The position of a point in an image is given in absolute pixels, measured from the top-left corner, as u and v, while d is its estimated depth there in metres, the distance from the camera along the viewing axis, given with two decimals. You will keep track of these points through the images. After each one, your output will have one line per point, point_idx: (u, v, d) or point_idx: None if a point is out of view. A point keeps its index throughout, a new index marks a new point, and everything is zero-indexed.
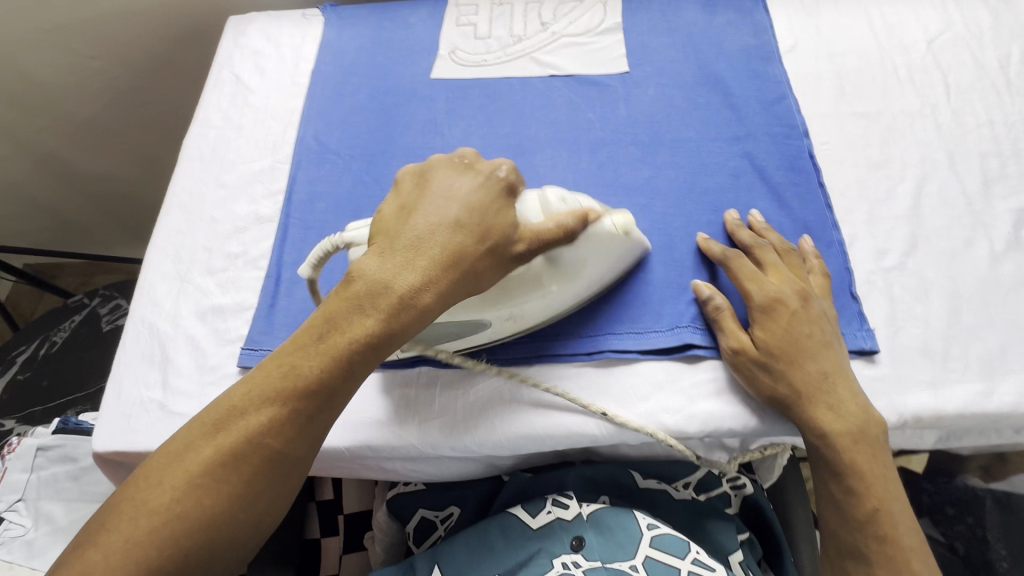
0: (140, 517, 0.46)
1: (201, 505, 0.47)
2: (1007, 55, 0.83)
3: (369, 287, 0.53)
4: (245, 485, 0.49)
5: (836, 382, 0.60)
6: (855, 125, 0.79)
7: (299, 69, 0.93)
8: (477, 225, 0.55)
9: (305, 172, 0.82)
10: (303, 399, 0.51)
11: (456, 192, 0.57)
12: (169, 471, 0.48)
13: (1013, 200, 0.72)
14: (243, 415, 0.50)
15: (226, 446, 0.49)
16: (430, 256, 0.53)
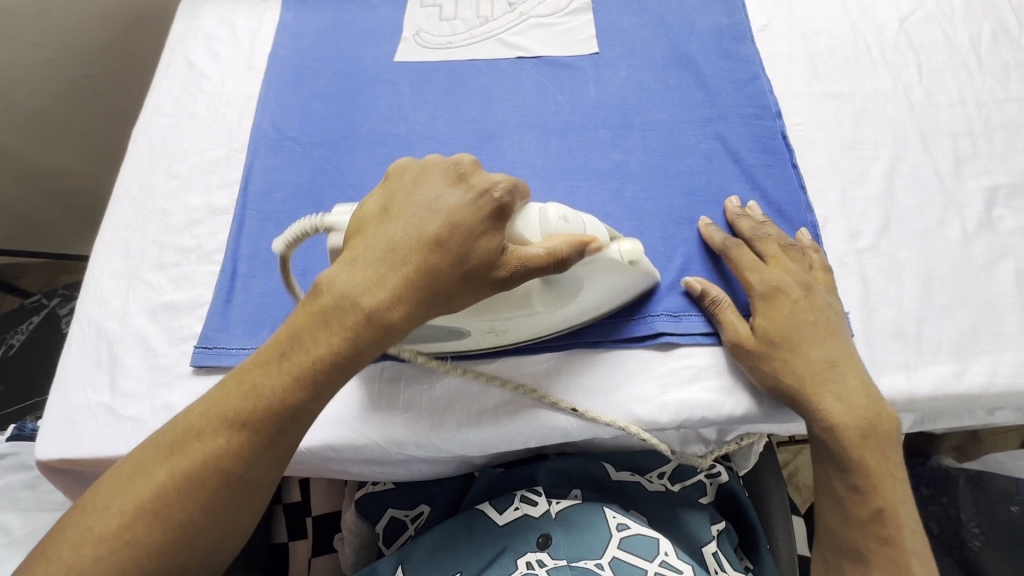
0: (89, 538, 0.46)
1: (152, 529, 0.47)
2: (979, 33, 0.82)
3: (334, 305, 0.51)
4: (198, 508, 0.48)
5: (843, 369, 0.59)
6: (827, 106, 0.78)
7: (256, 53, 0.89)
8: (455, 246, 0.51)
9: (261, 160, 0.78)
10: (262, 420, 0.49)
11: (440, 206, 0.52)
12: (120, 492, 0.48)
13: (985, 179, 0.71)
14: (200, 437, 0.49)
15: (182, 467, 0.48)
16: (401, 274, 0.51)
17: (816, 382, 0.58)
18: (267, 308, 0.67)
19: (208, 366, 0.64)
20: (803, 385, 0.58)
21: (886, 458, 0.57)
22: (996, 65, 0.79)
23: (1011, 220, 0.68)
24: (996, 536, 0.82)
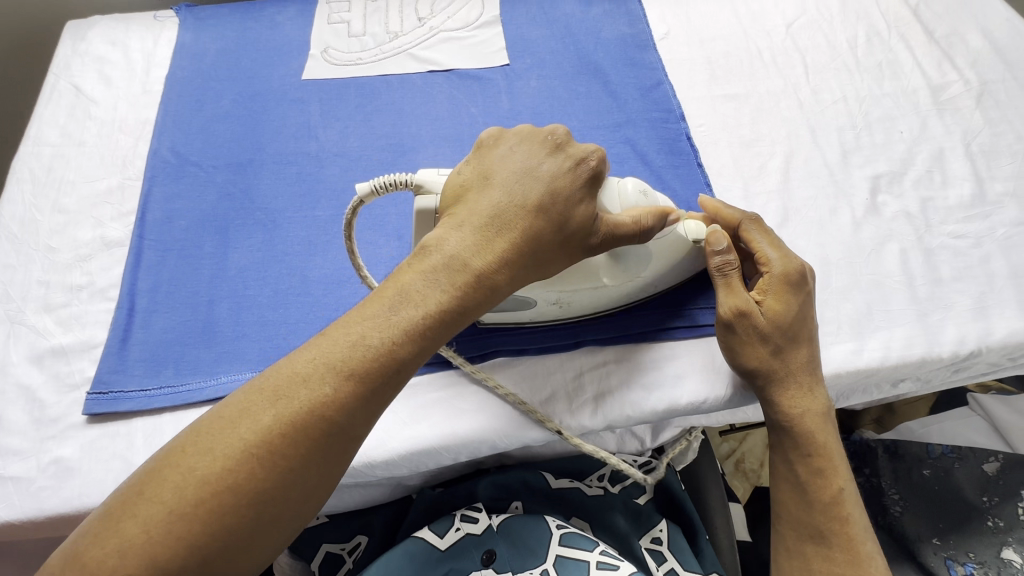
0: (187, 486, 0.40)
1: (257, 479, 0.40)
2: (855, 36, 0.89)
3: (445, 261, 0.48)
4: (299, 464, 0.42)
5: (815, 360, 0.60)
6: (726, 107, 0.82)
7: (151, 76, 0.84)
8: (561, 211, 0.50)
9: (160, 188, 0.73)
10: (373, 371, 0.44)
11: (540, 175, 0.51)
12: (220, 439, 0.41)
13: (869, 167, 0.76)
14: (306, 385, 0.43)
15: (287, 415, 0.42)
16: (508, 239, 0.49)
17: (792, 370, 0.59)
18: (171, 344, 0.63)
19: (104, 413, 0.59)
20: (779, 371, 0.59)
21: (833, 443, 0.60)
22: (871, 64, 0.86)
23: (894, 205, 0.73)
24: (914, 500, 0.87)
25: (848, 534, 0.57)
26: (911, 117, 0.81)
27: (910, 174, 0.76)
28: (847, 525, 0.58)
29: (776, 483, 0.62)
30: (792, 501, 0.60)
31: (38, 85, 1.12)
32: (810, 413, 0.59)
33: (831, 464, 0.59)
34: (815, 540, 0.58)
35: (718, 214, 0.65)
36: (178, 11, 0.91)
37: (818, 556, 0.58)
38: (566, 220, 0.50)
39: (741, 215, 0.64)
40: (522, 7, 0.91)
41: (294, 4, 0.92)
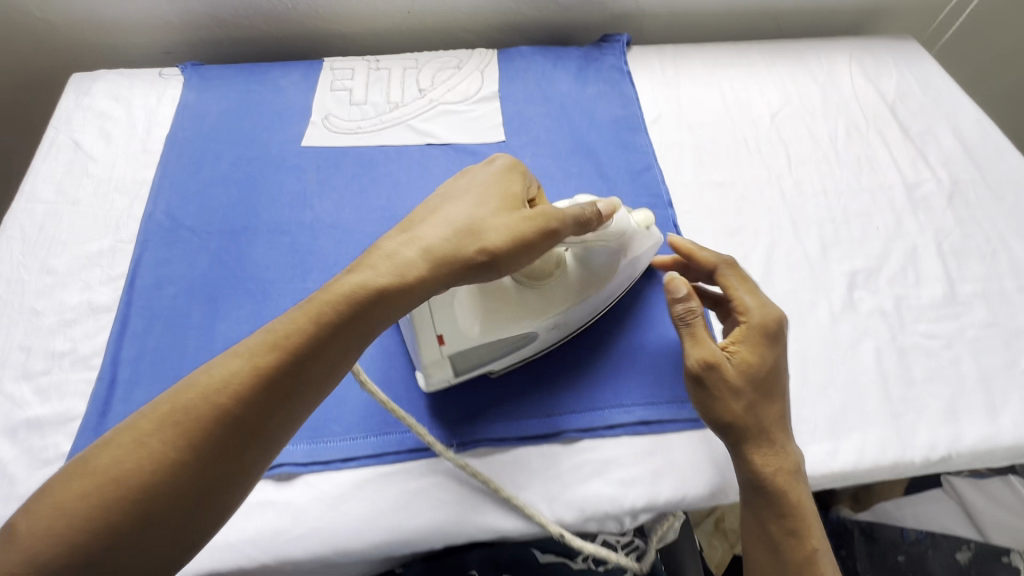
0: (109, 450, 0.44)
1: (172, 440, 0.44)
2: (835, 128, 0.94)
3: (381, 253, 0.54)
4: (213, 425, 0.45)
5: (784, 415, 0.61)
6: (712, 194, 0.85)
7: (152, 134, 0.85)
8: (484, 202, 0.58)
9: (151, 253, 0.74)
10: (275, 363, 0.48)
11: (468, 187, 0.60)
12: (150, 411, 0.46)
13: (847, 262, 0.79)
14: (233, 359, 0.48)
15: (209, 385, 0.47)
16: (440, 228, 0.56)
17: (768, 425, 0.60)
18: None
19: None
20: (757, 427, 0.59)
21: (807, 502, 0.59)
22: (850, 158, 0.91)
23: (870, 300, 0.76)
24: None
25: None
26: (887, 213, 0.84)
27: (885, 271, 0.79)
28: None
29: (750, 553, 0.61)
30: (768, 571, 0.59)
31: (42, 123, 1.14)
32: (784, 471, 0.59)
33: (804, 527, 0.59)
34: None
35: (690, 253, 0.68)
36: (184, 70, 0.93)
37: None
38: (486, 217, 0.57)
39: (716, 258, 0.67)
40: (521, 83, 0.94)
41: (299, 69, 0.95)
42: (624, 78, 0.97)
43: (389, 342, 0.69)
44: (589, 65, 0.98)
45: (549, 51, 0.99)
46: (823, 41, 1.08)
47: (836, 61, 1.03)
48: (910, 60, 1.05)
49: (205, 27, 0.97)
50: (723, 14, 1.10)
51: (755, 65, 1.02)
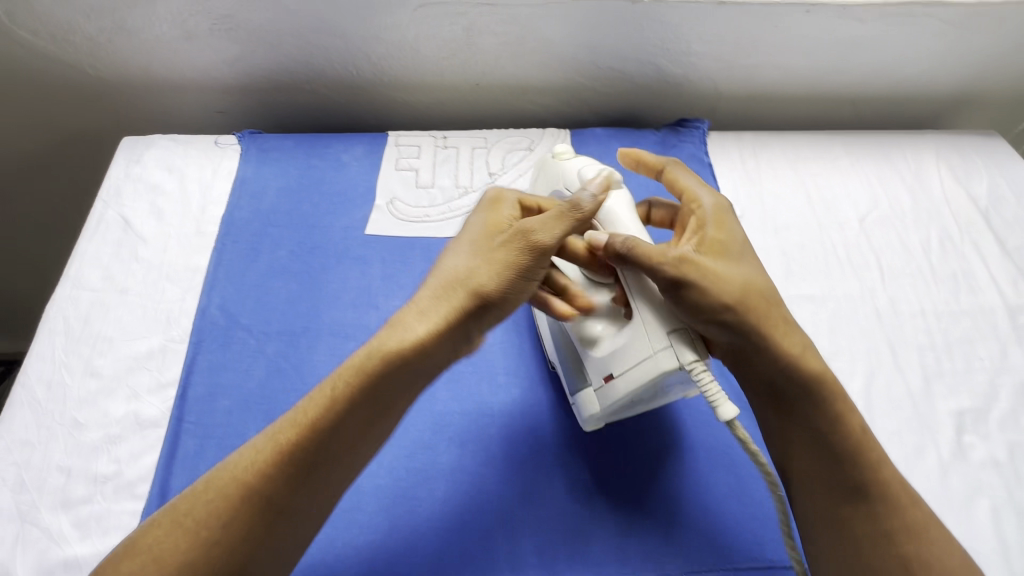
0: (166, 524, 0.46)
1: (219, 514, 0.46)
2: (928, 238, 0.89)
3: (397, 322, 0.53)
4: (254, 503, 0.47)
5: (776, 297, 0.58)
6: (803, 310, 0.80)
7: (207, 213, 0.80)
8: (486, 250, 0.55)
9: (205, 356, 0.68)
10: (298, 443, 0.49)
11: (471, 233, 0.57)
12: (203, 484, 0.48)
13: (953, 399, 0.74)
14: (274, 434, 0.50)
15: (255, 459, 0.48)
16: (449, 287, 0.54)
17: (752, 301, 0.55)
18: None
19: None
20: (743, 304, 0.55)
21: (825, 373, 0.55)
22: (947, 273, 0.85)
23: (982, 449, 0.70)
24: None
25: (897, 527, 0.52)
26: (990, 342, 0.79)
27: (995, 412, 0.73)
28: (887, 507, 0.53)
29: (798, 482, 0.57)
30: (825, 494, 0.55)
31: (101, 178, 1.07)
32: (792, 356, 0.55)
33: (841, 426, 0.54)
34: (877, 538, 0.52)
35: (640, 161, 0.68)
36: (241, 139, 0.87)
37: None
38: (481, 259, 0.55)
39: (661, 159, 0.67)
40: None
41: (362, 142, 0.89)
42: (704, 171, 0.91)
43: (462, 478, 0.64)
44: (666, 152, 0.93)
45: (624, 135, 0.94)
46: (908, 135, 1.03)
47: (923, 161, 0.98)
48: (1001, 161, 0.99)
49: (266, 91, 0.94)
50: (802, 100, 1.05)
51: (838, 160, 0.97)
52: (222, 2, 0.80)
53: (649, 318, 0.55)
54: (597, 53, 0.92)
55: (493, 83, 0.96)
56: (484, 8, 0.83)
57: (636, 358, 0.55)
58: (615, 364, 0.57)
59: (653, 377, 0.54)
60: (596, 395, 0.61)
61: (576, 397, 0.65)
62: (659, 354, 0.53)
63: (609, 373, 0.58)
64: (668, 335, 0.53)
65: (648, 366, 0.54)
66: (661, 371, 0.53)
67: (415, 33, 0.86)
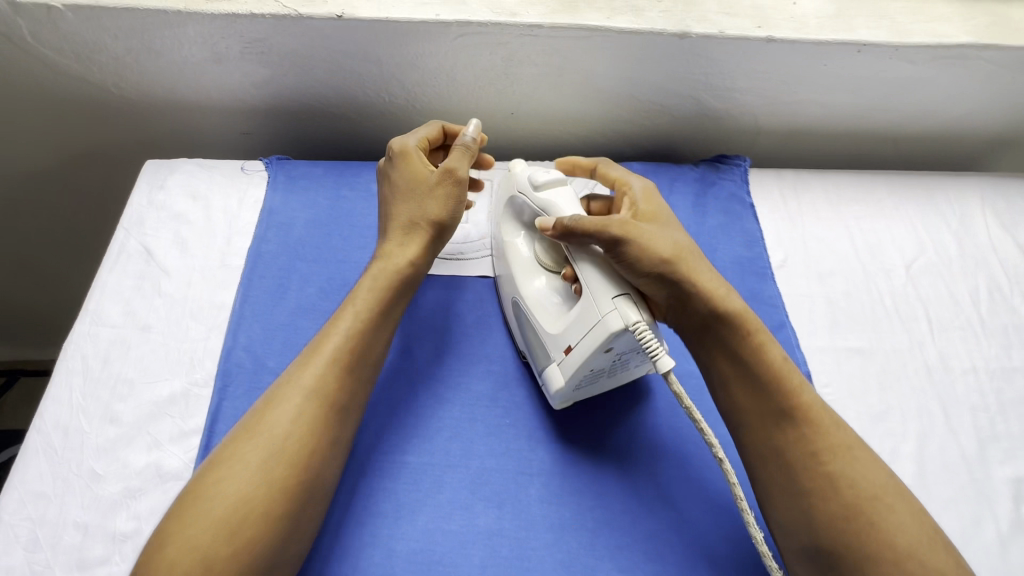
0: (239, 466, 0.52)
1: (290, 441, 0.54)
2: (976, 288, 0.86)
3: (384, 267, 0.66)
4: (318, 426, 0.56)
5: (699, 253, 0.65)
6: (851, 364, 0.77)
7: (232, 244, 0.77)
8: (427, 195, 0.67)
9: (231, 403, 0.64)
10: (327, 381, 0.58)
11: (399, 185, 0.68)
12: (256, 428, 0.55)
13: (1009, 466, 0.70)
14: (309, 371, 0.59)
15: (302, 394, 0.57)
16: (414, 227, 0.67)
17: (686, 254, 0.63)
18: None
19: None
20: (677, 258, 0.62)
21: (745, 308, 0.63)
22: (997, 327, 0.82)
23: None
24: None
25: (823, 446, 0.58)
26: None
27: None
28: (813, 430, 0.59)
29: (735, 418, 0.62)
30: (760, 424, 0.60)
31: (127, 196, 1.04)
32: (719, 297, 0.62)
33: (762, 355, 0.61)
34: (806, 459, 0.58)
35: (576, 165, 0.77)
36: (269, 165, 0.84)
37: (822, 500, 0.56)
38: (426, 202, 0.67)
39: (593, 159, 0.76)
40: None
41: None
42: (746, 211, 0.88)
43: (502, 542, 0.60)
44: (706, 190, 0.90)
45: (661, 171, 0.92)
46: (953, 175, 0.99)
47: (970, 204, 0.95)
48: None
49: (294, 114, 0.91)
50: (845, 137, 1.01)
51: (881, 202, 0.94)
52: (255, 26, 0.76)
53: (599, 287, 0.59)
54: (638, 85, 0.89)
55: (528, 113, 0.93)
56: (527, 38, 0.80)
57: (588, 324, 0.60)
58: (572, 334, 0.61)
59: (604, 339, 0.58)
60: (557, 368, 0.64)
61: (543, 375, 0.68)
62: (607, 316, 0.58)
63: (568, 345, 0.62)
64: (614, 299, 0.58)
65: (600, 329, 0.58)
66: (610, 332, 0.57)
67: (453, 61, 0.83)
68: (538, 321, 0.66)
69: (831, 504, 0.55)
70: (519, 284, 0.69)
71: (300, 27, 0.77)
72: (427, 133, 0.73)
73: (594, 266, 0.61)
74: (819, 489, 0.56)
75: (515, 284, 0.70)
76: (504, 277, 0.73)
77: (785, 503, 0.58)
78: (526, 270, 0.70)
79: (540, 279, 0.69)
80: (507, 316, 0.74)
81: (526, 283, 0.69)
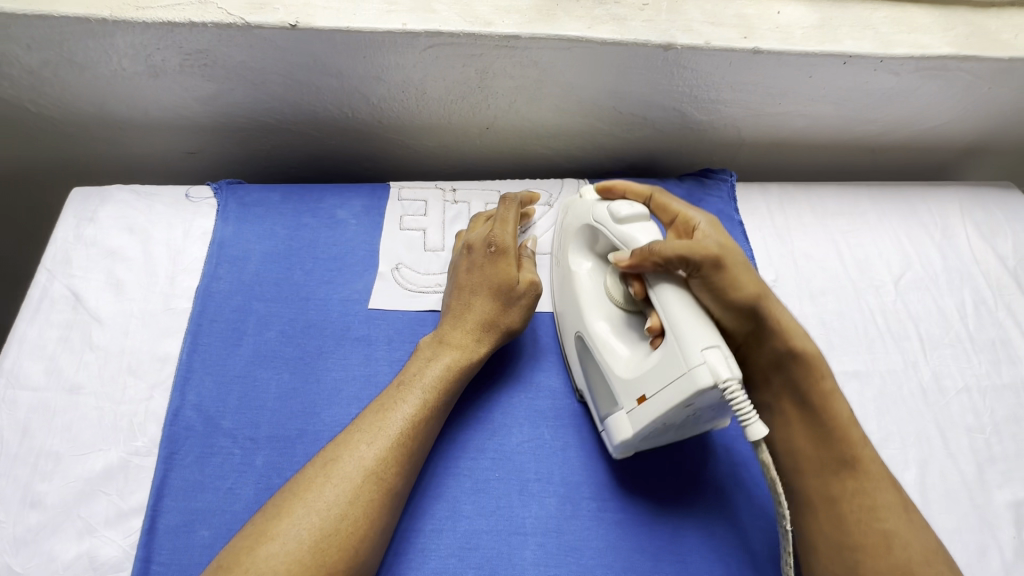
0: (288, 543, 0.48)
1: (349, 518, 0.51)
2: (964, 302, 0.84)
3: (455, 354, 0.63)
4: (378, 505, 0.53)
5: (771, 295, 0.61)
6: (848, 389, 0.74)
7: (177, 284, 0.68)
8: (505, 293, 0.65)
9: (180, 473, 0.56)
10: (386, 462, 0.54)
11: (480, 278, 0.66)
12: (308, 501, 0.51)
13: (1008, 489, 0.69)
14: (368, 442, 0.55)
15: (365, 470, 0.53)
16: (486, 328, 0.64)
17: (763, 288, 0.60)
18: None
19: None
20: (756, 293, 0.58)
21: (816, 351, 0.59)
22: (985, 342, 0.81)
23: None
24: None
25: (879, 502, 0.55)
26: None
27: None
28: (874, 484, 0.56)
29: (789, 462, 0.59)
30: (817, 473, 0.57)
31: (56, 211, 0.94)
32: (795, 337, 0.58)
33: (833, 405, 0.58)
34: (861, 513, 0.55)
35: (626, 190, 0.68)
36: (218, 190, 0.75)
37: (872, 557, 0.53)
38: (503, 303, 0.65)
39: (647, 187, 0.67)
40: None
41: (359, 196, 0.78)
42: (735, 229, 0.85)
43: None
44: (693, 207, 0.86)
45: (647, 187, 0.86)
46: (931, 185, 0.99)
47: (952, 215, 0.94)
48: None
49: (247, 131, 0.82)
50: (827, 148, 0.99)
51: (866, 214, 0.92)
52: (196, 37, 0.68)
53: (686, 332, 0.53)
54: (621, 98, 0.84)
55: (505, 128, 0.86)
56: (503, 51, 0.74)
57: (671, 376, 0.53)
58: (647, 382, 0.55)
59: (688, 395, 0.51)
60: (626, 418, 0.58)
61: (605, 422, 0.62)
62: (694, 370, 0.51)
63: (641, 393, 0.56)
64: (704, 350, 0.51)
65: (684, 383, 0.51)
66: (696, 388, 0.50)
67: (422, 73, 0.76)
68: (603, 360, 0.61)
69: (877, 559, 0.53)
70: (588, 319, 0.64)
71: (249, 38, 0.69)
72: (510, 212, 0.70)
73: (680, 301, 0.55)
74: (868, 545, 0.53)
75: (580, 320, 0.65)
76: (566, 310, 0.68)
77: (829, 556, 0.55)
78: (592, 305, 0.65)
79: (606, 316, 0.63)
80: (569, 355, 0.67)
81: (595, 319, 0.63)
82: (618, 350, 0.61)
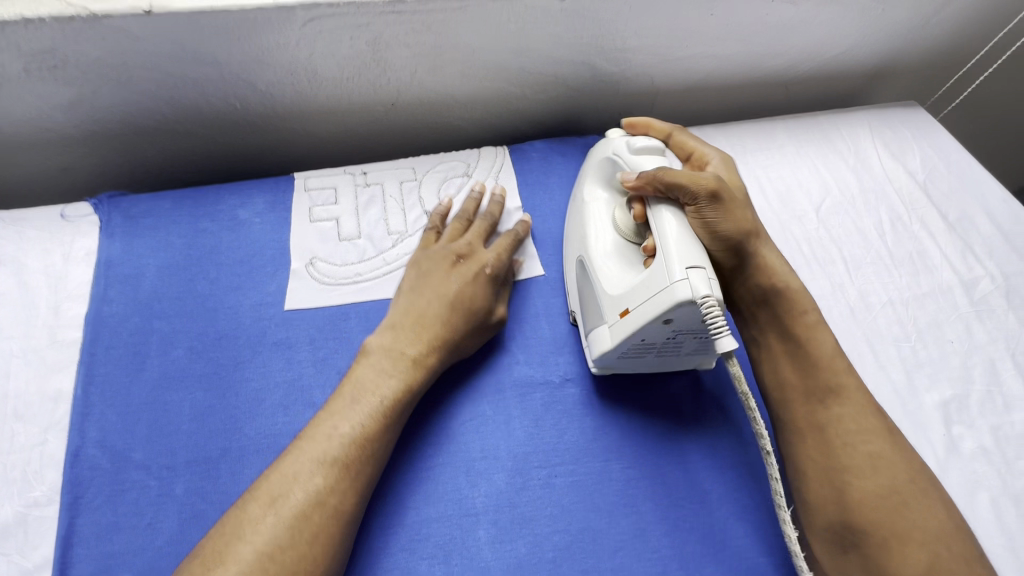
0: None
1: (302, 557, 0.47)
2: (880, 221, 0.87)
3: (411, 368, 0.58)
4: (337, 540, 0.49)
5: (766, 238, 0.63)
6: None
7: (62, 314, 0.61)
8: (474, 315, 0.62)
9: (92, 521, 0.51)
10: (337, 491, 0.51)
11: (457, 290, 0.63)
12: (250, 543, 0.47)
13: (935, 391, 0.72)
14: (314, 472, 0.51)
15: (314, 503, 0.50)
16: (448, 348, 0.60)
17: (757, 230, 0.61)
18: None
19: None
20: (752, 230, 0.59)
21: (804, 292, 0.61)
22: (904, 256, 0.83)
23: (970, 438, 0.69)
24: None
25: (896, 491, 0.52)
26: (955, 322, 0.78)
27: (973, 396, 0.72)
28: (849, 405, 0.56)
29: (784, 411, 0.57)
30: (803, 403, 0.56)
31: None
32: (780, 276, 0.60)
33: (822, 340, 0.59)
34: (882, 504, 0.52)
35: (648, 129, 0.70)
36: (98, 206, 0.68)
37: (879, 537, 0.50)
38: (468, 322, 0.62)
39: (667, 126, 0.70)
40: (550, 193, 0.78)
41: (261, 191, 0.73)
42: None
43: None
44: None
45: (568, 146, 0.83)
46: (840, 112, 1.01)
47: (861, 138, 0.96)
48: (926, 129, 0.98)
49: (125, 137, 0.75)
50: (739, 88, 0.99)
51: (784, 148, 0.94)
52: (35, 34, 0.60)
53: (676, 251, 0.53)
54: (526, 57, 0.81)
55: (411, 101, 0.82)
56: (390, 17, 0.69)
57: (652, 291, 0.54)
58: (632, 296, 0.56)
59: (666, 308, 0.52)
60: (607, 331, 0.59)
61: (590, 336, 0.63)
62: (675, 285, 0.52)
63: (625, 307, 0.57)
64: (688, 268, 0.52)
65: (663, 297, 0.52)
66: (675, 302, 0.51)
67: (308, 51, 0.70)
68: (595, 277, 0.61)
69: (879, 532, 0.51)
70: (586, 242, 0.64)
71: (99, 31, 0.61)
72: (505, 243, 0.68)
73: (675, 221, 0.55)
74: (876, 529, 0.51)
75: (581, 241, 0.65)
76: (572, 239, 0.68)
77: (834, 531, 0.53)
78: (597, 229, 0.64)
79: (609, 241, 0.63)
80: (569, 283, 0.68)
81: (592, 239, 0.63)
82: (610, 269, 0.61)
